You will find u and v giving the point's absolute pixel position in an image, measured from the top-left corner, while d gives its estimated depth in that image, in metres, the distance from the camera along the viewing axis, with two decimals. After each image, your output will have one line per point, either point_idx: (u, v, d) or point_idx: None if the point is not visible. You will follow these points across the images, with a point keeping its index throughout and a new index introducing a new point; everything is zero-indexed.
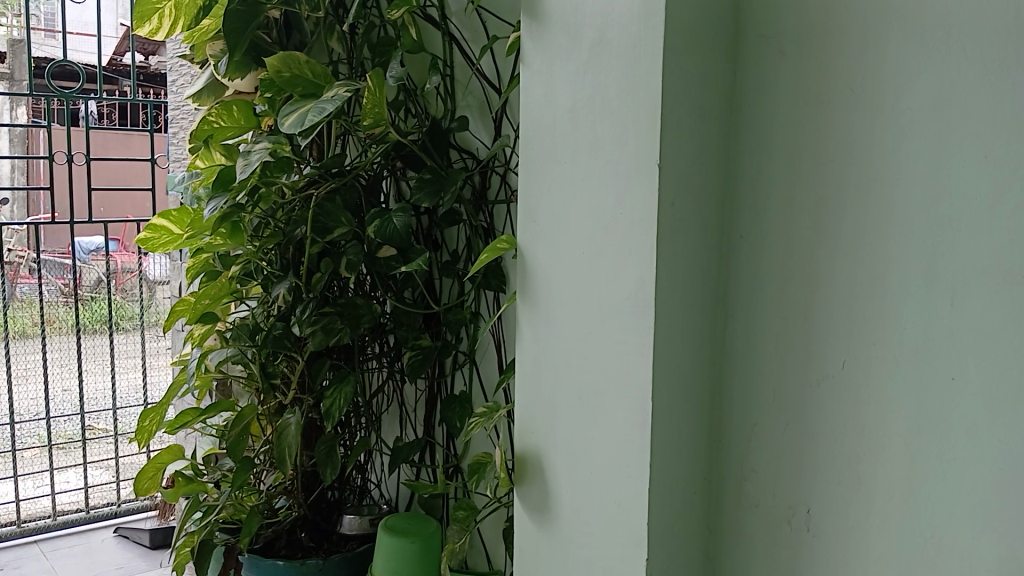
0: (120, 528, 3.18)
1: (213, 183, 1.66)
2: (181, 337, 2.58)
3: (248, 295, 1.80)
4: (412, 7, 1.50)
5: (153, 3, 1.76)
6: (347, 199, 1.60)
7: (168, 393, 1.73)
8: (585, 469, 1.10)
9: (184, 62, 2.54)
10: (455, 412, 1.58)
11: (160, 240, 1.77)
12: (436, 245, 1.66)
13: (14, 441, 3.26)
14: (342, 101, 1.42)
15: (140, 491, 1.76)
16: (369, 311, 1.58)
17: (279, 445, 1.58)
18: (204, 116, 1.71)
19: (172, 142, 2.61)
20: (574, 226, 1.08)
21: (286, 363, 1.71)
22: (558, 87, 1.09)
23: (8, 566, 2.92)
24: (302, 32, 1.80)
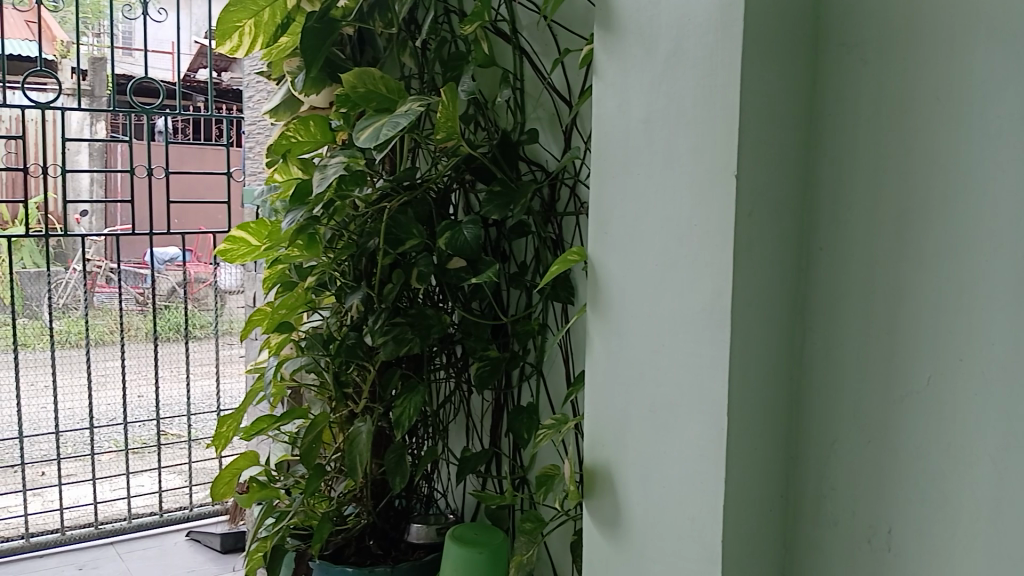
0: (193, 531, 3.26)
1: (290, 197, 1.72)
2: (256, 346, 2.65)
3: (320, 305, 1.84)
4: (485, 21, 1.52)
5: (234, 22, 1.81)
6: (418, 212, 1.64)
7: (244, 401, 1.77)
8: (657, 482, 1.09)
9: (261, 78, 2.63)
10: (524, 423, 1.58)
11: (239, 252, 1.83)
12: (504, 257, 1.68)
13: (93, 444, 3.40)
14: (415, 115, 1.45)
15: (215, 496, 1.81)
16: (438, 321, 1.60)
17: (351, 453, 1.61)
18: (283, 131, 1.75)
19: (249, 156, 2.70)
20: (647, 238, 1.08)
21: (358, 371, 1.73)
22: (631, 99, 1.10)
23: (86, 566, 3.01)
24: (375, 49, 1.88)
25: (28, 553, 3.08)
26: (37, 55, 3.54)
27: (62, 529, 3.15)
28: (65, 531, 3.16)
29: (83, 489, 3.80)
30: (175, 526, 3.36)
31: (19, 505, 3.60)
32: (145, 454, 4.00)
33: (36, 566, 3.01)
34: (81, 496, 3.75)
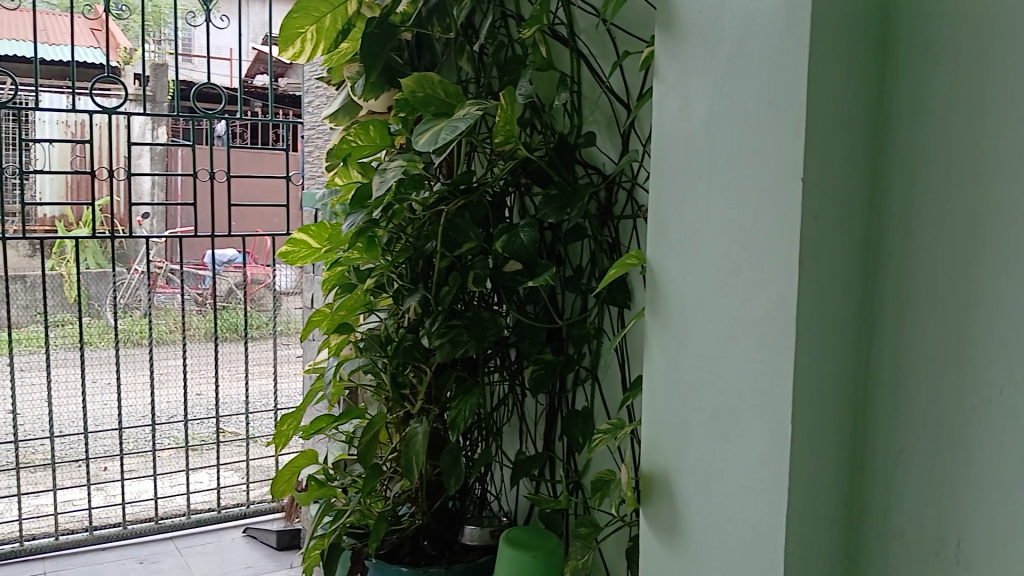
0: (249, 528, 3.32)
1: (350, 200, 1.74)
2: (314, 347, 2.71)
3: (378, 307, 1.86)
4: (543, 25, 1.52)
5: (296, 28, 1.83)
6: (475, 215, 1.65)
7: (304, 400, 1.80)
8: (716, 490, 1.08)
9: (320, 84, 2.68)
10: (578, 427, 1.58)
11: (300, 254, 1.86)
12: (560, 260, 1.67)
13: (154, 441, 3.48)
14: (474, 119, 1.46)
15: (275, 494, 1.84)
16: (494, 324, 1.61)
17: (407, 453, 1.62)
18: (344, 136, 1.78)
19: (308, 161, 2.75)
20: (709, 242, 1.07)
21: (414, 372, 1.74)
22: (693, 101, 1.09)
23: (147, 560, 3.08)
24: (432, 53, 1.90)
25: (91, 546, 3.16)
26: (104, 63, 3.66)
27: (124, 523, 3.23)
28: (126, 525, 3.24)
29: (144, 484, 3.90)
30: (232, 521, 3.42)
31: (84, 499, 3.71)
32: (204, 451, 4.09)
33: (99, 559, 3.08)
34: (141, 491, 3.85)
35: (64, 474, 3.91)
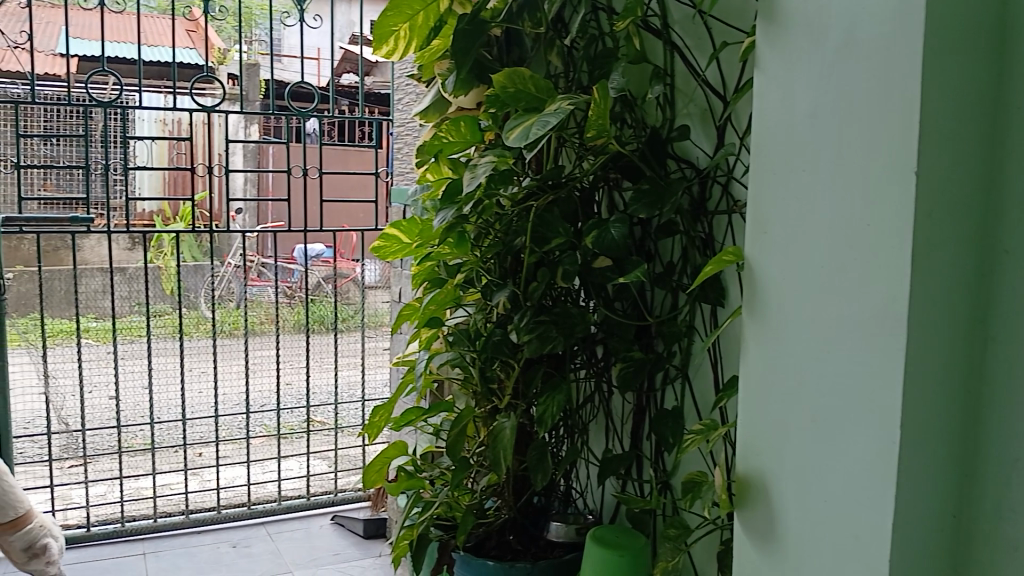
0: (336, 516, 3.40)
1: (440, 197, 1.76)
2: (402, 341, 2.75)
3: (467, 302, 1.88)
4: (638, 17, 1.51)
5: (390, 26, 1.88)
6: (564, 211, 1.64)
7: (395, 393, 1.83)
8: (816, 495, 1.04)
9: (411, 82, 2.72)
10: (669, 427, 1.55)
11: (393, 249, 1.94)
12: (650, 256, 1.65)
13: (247, 429, 3.60)
14: (565, 114, 1.46)
15: (367, 484, 1.88)
16: (583, 320, 1.59)
17: (495, 447, 1.63)
18: (436, 133, 1.80)
19: (398, 157, 2.80)
20: (812, 239, 1.03)
21: (502, 367, 1.74)
22: (797, 92, 1.05)
23: (239, 544, 3.18)
24: (521, 48, 1.90)
25: (187, 529, 3.27)
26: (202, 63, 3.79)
27: (218, 508, 3.34)
28: (220, 510, 3.34)
29: (237, 471, 4.03)
30: (320, 509, 3.51)
31: (180, 483, 3.85)
32: (294, 439, 4.21)
33: (194, 541, 3.20)
34: (235, 477, 3.98)
35: (162, 458, 4.07)
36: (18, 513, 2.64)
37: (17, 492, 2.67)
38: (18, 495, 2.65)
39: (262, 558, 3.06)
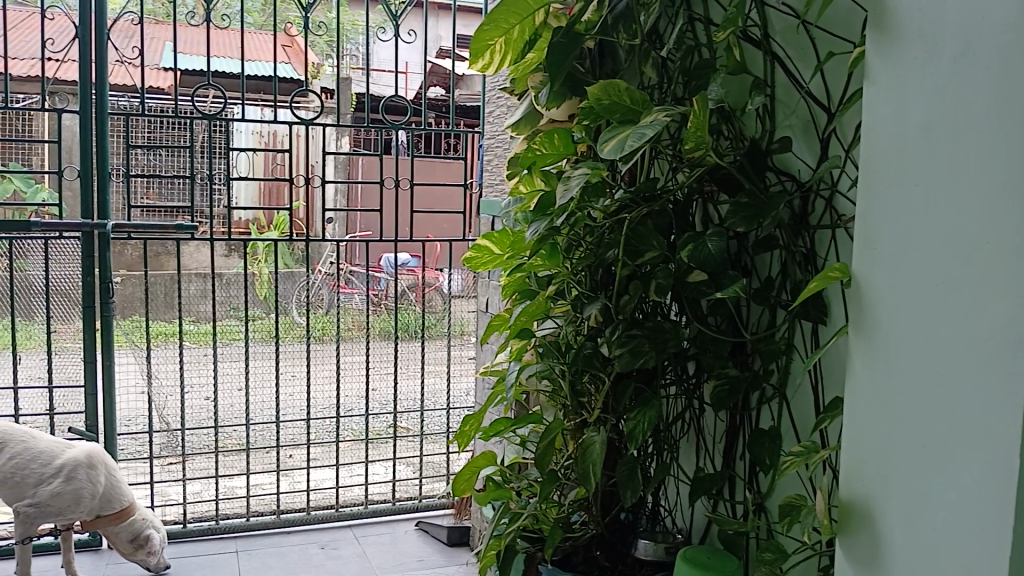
0: (421, 522, 3.43)
1: (532, 209, 1.79)
2: (490, 351, 2.77)
3: (557, 314, 1.87)
4: (739, 28, 1.49)
5: (486, 40, 1.90)
6: (659, 223, 1.62)
7: (484, 403, 1.85)
8: (925, 526, 0.99)
9: (502, 94, 2.75)
10: (766, 448, 1.51)
11: (483, 259, 2.00)
12: (746, 271, 1.62)
13: (336, 433, 3.67)
14: (661, 126, 1.45)
15: (455, 492, 1.90)
16: (675, 336, 1.57)
17: (584, 462, 1.61)
18: (530, 146, 1.82)
19: (488, 169, 2.83)
20: (924, 256, 0.99)
21: (592, 381, 1.72)
22: (910, 103, 1.01)
23: (327, 545, 3.25)
24: (614, 60, 1.90)
25: (278, 529, 3.36)
26: (301, 77, 3.91)
27: (308, 509, 3.42)
28: (309, 511, 3.42)
29: (325, 473, 4.13)
30: (405, 514, 3.55)
31: (271, 483, 3.97)
32: (380, 444, 4.28)
33: (285, 541, 3.28)
34: (323, 480, 4.07)
35: (255, 458, 4.21)
36: (122, 504, 2.79)
37: (123, 487, 2.83)
38: (124, 488, 2.81)
39: (349, 561, 3.11)
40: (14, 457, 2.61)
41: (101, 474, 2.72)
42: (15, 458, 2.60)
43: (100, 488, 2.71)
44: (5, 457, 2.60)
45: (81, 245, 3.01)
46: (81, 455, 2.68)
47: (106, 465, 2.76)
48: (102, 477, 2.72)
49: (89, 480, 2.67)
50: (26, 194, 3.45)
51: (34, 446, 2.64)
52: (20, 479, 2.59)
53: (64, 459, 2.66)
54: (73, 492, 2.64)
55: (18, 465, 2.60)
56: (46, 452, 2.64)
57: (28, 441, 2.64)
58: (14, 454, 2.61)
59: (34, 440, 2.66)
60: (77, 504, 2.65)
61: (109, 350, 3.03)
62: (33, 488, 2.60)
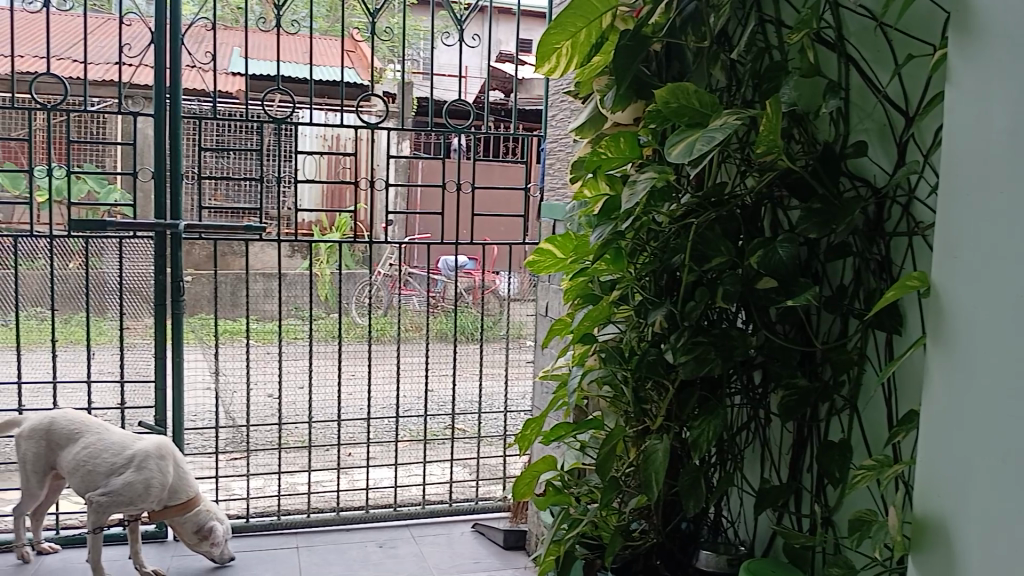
0: (477, 524, 3.44)
1: (597, 213, 1.78)
2: (550, 355, 2.77)
3: (620, 319, 1.85)
4: (813, 29, 1.46)
5: (553, 43, 1.91)
6: (727, 228, 1.59)
7: (545, 408, 1.85)
8: (1004, 547, 0.95)
9: (565, 98, 2.74)
10: (835, 461, 1.47)
11: (546, 263, 2.01)
12: (817, 278, 1.59)
13: (395, 434, 3.70)
14: (731, 129, 1.43)
15: (515, 495, 1.91)
16: (743, 343, 1.54)
17: (646, 470, 1.59)
18: (595, 149, 1.81)
19: (550, 173, 2.82)
20: (1009, 266, 0.95)
21: (656, 388, 1.70)
22: (995, 107, 0.97)
23: (385, 544, 3.28)
24: (681, 63, 1.88)
25: (337, 526, 3.40)
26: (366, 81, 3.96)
27: (366, 507, 3.46)
28: (368, 509, 3.46)
29: (383, 473, 4.17)
30: (462, 515, 3.57)
31: (331, 481, 4.03)
32: (438, 445, 4.31)
33: (344, 539, 3.33)
34: (381, 479, 4.12)
35: (316, 456, 4.28)
36: (187, 495, 2.85)
37: (189, 481, 2.88)
38: (190, 482, 2.86)
39: (406, 560, 3.14)
40: (89, 447, 2.72)
41: (169, 465, 2.78)
42: (88, 448, 2.72)
43: (168, 480, 2.77)
44: (80, 447, 2.73)
45: (154, 245, 3.10)
46: (150, 446, 2.75)
47: (175, 458, 2.82)
48: (170, 469, 2.77)
49: (156, 470, 2.73)
50: (99, 194, 3.54)
51: (106, 437, 2.75)
52: (91, 468, 2.69)
53: (133, 450, 2.73)
54: (141, 481, 2.69)
55: (91, 454, 2.71)
56: (117, 443, 2.74)
57: (101, 432, 2.75)
58: (88, 444, 2.73)
59: (108, 432, 2.77)
60: (145, 493, 2.70)
61: (179, 347, 3.11)
62: (104, 477, 2.69)
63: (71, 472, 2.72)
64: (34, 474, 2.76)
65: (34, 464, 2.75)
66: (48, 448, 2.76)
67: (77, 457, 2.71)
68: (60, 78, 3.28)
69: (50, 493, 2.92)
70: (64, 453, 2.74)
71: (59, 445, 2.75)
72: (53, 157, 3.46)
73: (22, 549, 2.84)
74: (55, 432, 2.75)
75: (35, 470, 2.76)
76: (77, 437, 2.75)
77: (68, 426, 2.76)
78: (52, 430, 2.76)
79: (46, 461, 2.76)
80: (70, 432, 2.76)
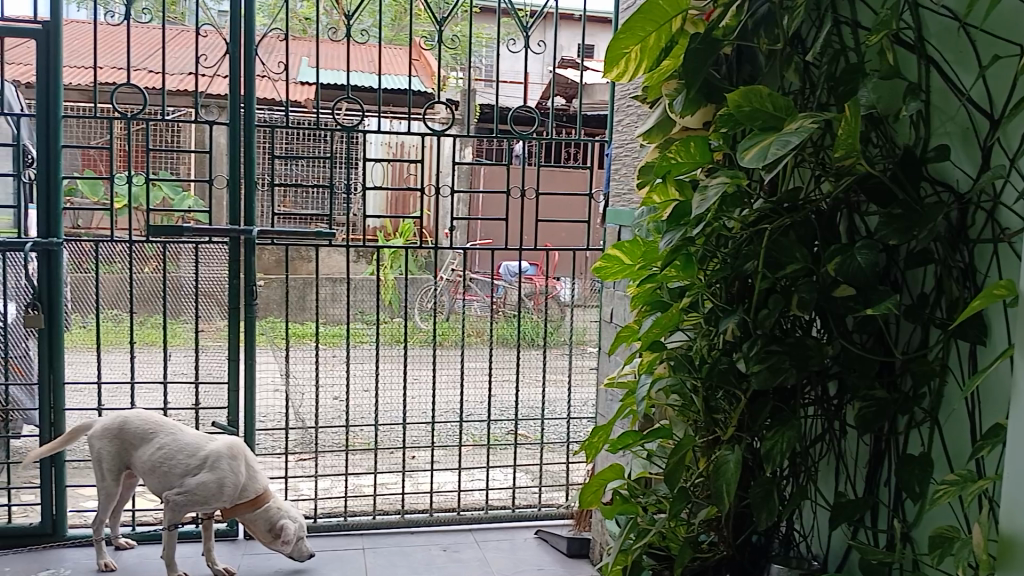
0: (540, 530, 3.43)
1: (666, 219, 1.76)
2: (616, 361, 2.74)
3: (690, 327, 1.83)
4: (893, 30, 1.41)
5: (621, 48, 1.89)
6: (802, 234, 1.55)
7: (612, 417, 1.84)
8: None
9: (633, 103, 2.72)
10: (915, 475, 1.41)
11: (613, 269, 2.00)
12: (896, 287, 1.54)
13: (458, 438, 3.72)
14: (807, 133, 1.40)
15: (582, 503, 1.90)
16: (818, 353, 1.50)
17: (717, 480, 1.56)
18: (664, 154, 1.78)
19: (617, 178, 2.80)
20: None
21: (727, 398, 1.67)
22: None
23: (449, 548, 3.30)
24: (753, 66, 1.85)
25: (402, 529, 3.43)
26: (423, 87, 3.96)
27: (431, 510, 3.48)
28: (433, 513, 3.48)
29: (446, 477, 4.19)
30: (525, 521, 3.55)
31: (396, 484, 4.07)
32: (501, 450, 4.32)
33: (409, 541, 3.35)
34: (445, 483, 4.14)
35: (381, 458, 4.33)
36: (258, 492, 2.90)
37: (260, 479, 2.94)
38: (260, 480, 2.91)
39: (470, 564, 3.14)
40: (162, 447, 2.80)
41: (241, 465, 2.84)
42: (161, 449, 2.80)
43: (241, 479, 2.83)
44: (155, 448, 2.80)
45: (228, 251, 3.19)
46: (222, 447, 2.82)
47: (246, 458, 2.88)
48: (242, 469, 2.83)
49: (229, 471, 2.79)
50: (175, 201, 3.64)
51: (179, 437, 2.82)
52: (166, 468, 2.77)
53: (207, 450, 2.80)
54: (214, 481, 2.76)
55: (164, 454, 2.78)
56: (190, 444, 2.81)
57: (174, 432, 2.83)
58: (161, 445, 2.80)
59: (179, 432, 2.85)
60: (217, 493, 2.76)
61: (251, 349, 3.19)
62: (179, 478, 2.77)
63: (147, 472, 2.80)
64: (110, 475, 2.84)
65: (110, 464, 2.83)
66: (122, 448, 2.84)
67: (151, 456, 2.79)
68: (139, 89, 3.39)
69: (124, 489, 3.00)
70: (139, 453, 2.82)
71: (133, 445, 2.83)
72: (132, 165, 3.58)
73: (102, 551, 2.89)
74: (129, 433, 2.83)
75: (110, 470, 2.84)
76: (150, 437, 2.83)
77: (141, 426, 2.85)
78: (125, 430, 2.84)
79: (121, 461, 2.84)
80: (144, 432, 2.84)
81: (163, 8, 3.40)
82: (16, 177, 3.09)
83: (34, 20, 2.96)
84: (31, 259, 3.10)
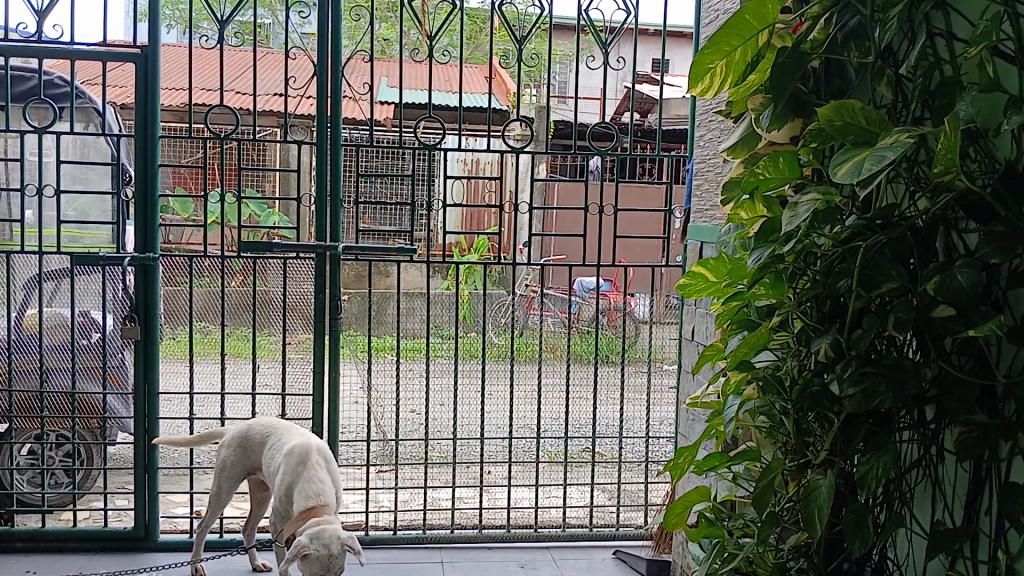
0: (618, 550, 3.38)
1: (756, 238, 1.73)
2: (699, 380, 2.70)
3: (779, 347, 1.78)
4: (994, 41, 1.36)
5: (706, 64, 1.88)
6: (897, 251, 1.49)
7: (698, 438, 1.82)
8: None
9: (716, 118, 2.68)
10: (1020, 506, 1.34)
11: (697, 287, 1.97)
12: (998, 307, 1.47)
13: (536, 454, 3.70)
14: (904, 148, 1.35)
15: (667, 524, 1.89)
16: (916, 376, 1.44)
17: (809, 506, 1.52)
18: (752, 169, 1.75)
19: (700, 194, 2.76)
20: None
21: (819, 420, 1.62)
22: None
23: (527, 565, 3.29)
24: (843, 79, 1.80)
25: (480, 543, 3.44)
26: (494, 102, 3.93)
27: (508, 527, 3.48)
28: (510, 529, 3.48)
29: (523, 493, 4.18)
30: (602, 541, 3.52)
31: (473, 499, 4.08)
32: (577, 468, 4.29)
33: (487, 557, 3.35)
34: (521, 499, 4.13)
35: (458, 473, 4.36)
36: (308, 504, 2.74)
37: (325, 487, 2.82)
38: (318, 485, 2.79)
39: None
40: (272, 448, 2.95)
41: (302, 465, 2.82)
42: (273, 450, 2.94)
43: (297, 482, 2.79)
44: (270, 449, 2.95)
45: (314, 266, 3.28)
46: (297, 446, 2.87)
47: (313, 461, 2.85)
48: (304, 468, 2.81)
49: (291, 467, 2.82)
50: (262, 218, 3.75)
51: (281, 438, 2.94)
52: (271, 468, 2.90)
53: (285, 450, 2.88)
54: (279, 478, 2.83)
55: (272, 455, 2.91)
56: (282, 443, 2.92)
57: (280, 434, 2.96)
58: (273, 447, 2.94)
59: (286, 434, 2.96)
60: (284, 492, 2.81)
61: (335, 363, 3.26)
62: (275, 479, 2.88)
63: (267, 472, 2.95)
64: (230, 479, 2.99)
65: (231, 469, 2.98)
66: (246, 452, 3.00)
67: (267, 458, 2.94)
68: (231, 110, 3.51)
69: (258, 505, 3.16)
70: (259, 456, 2.98)
71: (257, 450, 3.00)
72: (223, 184, 3.70)
73: (198, 559, 2.99)
74: (252, 438, 3.00)
75: (230, 478, 2.98)
76: (269, 441, 2.98)
77: (261, 430, 3.01)
78: (249, 435, 3.01)
79: (242, 466, 3.00)
80: (264, 436, 3.00)
81: (253, 32, 3.51)
82: (115, 195, 3.22)
83: (133, 45, 3.10)
84: (128, 273, 3.24)
